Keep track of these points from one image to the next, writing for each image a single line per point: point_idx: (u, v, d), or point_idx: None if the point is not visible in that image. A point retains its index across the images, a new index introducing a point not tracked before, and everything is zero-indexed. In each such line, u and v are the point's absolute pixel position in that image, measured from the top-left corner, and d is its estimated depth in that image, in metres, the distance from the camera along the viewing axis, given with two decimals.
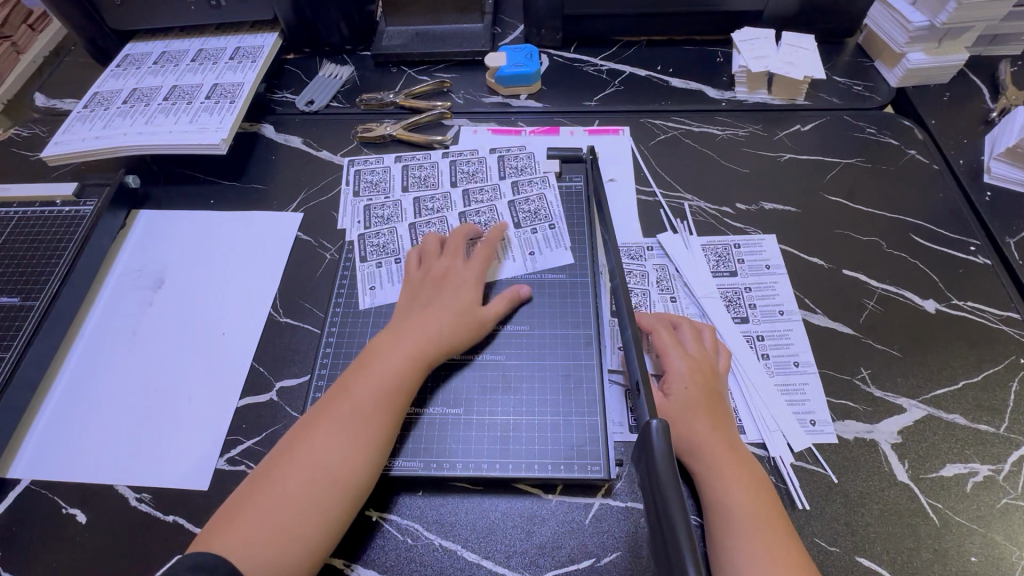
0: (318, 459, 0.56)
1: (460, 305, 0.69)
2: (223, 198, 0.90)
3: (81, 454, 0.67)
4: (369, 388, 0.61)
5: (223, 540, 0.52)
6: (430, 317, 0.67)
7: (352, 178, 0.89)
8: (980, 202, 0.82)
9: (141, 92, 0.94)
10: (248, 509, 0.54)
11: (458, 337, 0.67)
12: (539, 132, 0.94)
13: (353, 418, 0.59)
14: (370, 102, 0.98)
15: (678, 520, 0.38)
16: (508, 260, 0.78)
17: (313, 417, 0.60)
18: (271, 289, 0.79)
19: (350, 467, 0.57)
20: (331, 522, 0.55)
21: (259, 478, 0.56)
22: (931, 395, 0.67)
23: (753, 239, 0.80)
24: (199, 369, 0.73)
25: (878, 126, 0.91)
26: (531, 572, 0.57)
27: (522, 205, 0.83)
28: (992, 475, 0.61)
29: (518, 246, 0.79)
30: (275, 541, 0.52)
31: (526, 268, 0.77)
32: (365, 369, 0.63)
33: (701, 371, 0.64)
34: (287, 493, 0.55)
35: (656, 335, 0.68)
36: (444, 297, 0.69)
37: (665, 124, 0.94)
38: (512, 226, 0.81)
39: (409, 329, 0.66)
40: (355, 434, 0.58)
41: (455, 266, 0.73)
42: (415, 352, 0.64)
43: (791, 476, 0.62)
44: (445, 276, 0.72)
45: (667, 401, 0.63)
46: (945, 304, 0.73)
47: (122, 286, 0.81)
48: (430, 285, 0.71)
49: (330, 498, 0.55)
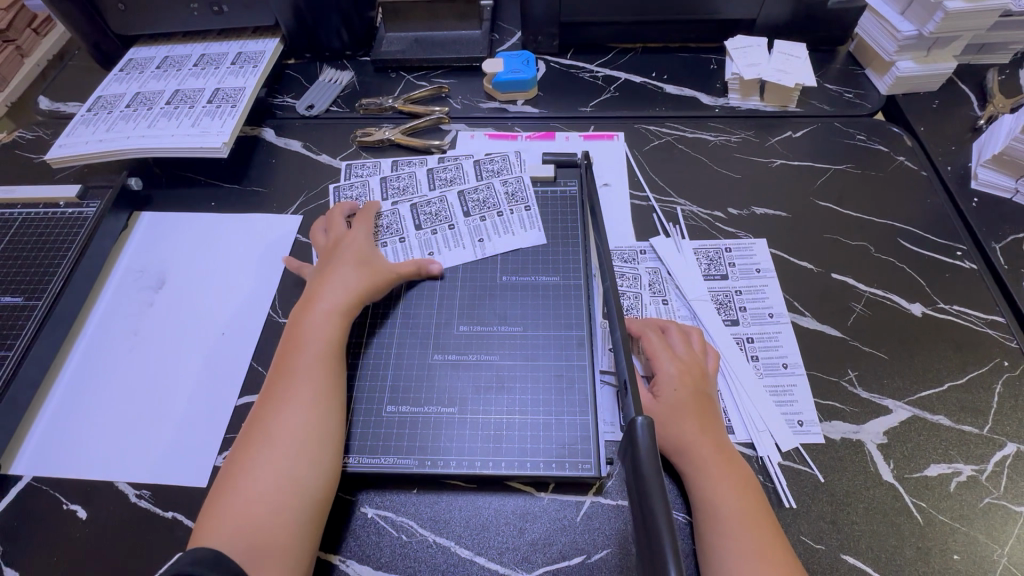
0: (279, 436, 0.58)
1: (358, 263, 0.73)
2: (224, 200, 0.91)
3: (82, 451, 0.68)
4: (306, 358, 0.64)
5: (213, 533, 0.53)
6: (332, 279, 0.71)
7: (332, 195, 0.88)
8: (967, 208, 0.83)
9: (145, 96, 0.96)
10: (235, 498, 0.55)
11: (365, 287, 0.71)
12: (535, 137, 0.95)
13: (300, 389, 0.62)
14: (369, 107, 1.00)
15: (660, 514, 0.40)
16: (459, 247, 0.81)
17: (262, 401, 0.62)
18: (270, 289, 0.81)
19: (316, 437, 0.59)
20: (316, 496, 0.57)
21: (232, 469, 0.57)
22: (917, 397, 0.68)
23: (743, 244, 0.81)
24: (199, 367, 0.74)
25: (867, 133, 0.93)
26: (522, 568, 0.59)
27: (470, 195, 0.86)
28: (976, 475, 0.62)
29: (468, 234, 0.82)
30: (263, 522, 0.54)
31: (475, 254, 0.80)
32: (295, 344, 0.66)
33: (690, 374, 0.66)
34: (264, 475, 0.56)
35: (644, 339, 0.69)
36: (340, 260, 0.73)
37: (659, 130, 0.95)
38: (461, 215, 0.84)
39: (318, 293, 0.70)
40: (302, 398, 0.61)
41: (343, 233, 0.78)
42: (332, 309, 0.68)
43: (779, 475, 0.63)
44: (333, 245, 0.77)
45: (655, 402, 0.64)
46: (930, 307, 0.75)
47: (124, 287, 0.82)
48: (325, 256, 0.76)
49: (307, 470, 0.57)
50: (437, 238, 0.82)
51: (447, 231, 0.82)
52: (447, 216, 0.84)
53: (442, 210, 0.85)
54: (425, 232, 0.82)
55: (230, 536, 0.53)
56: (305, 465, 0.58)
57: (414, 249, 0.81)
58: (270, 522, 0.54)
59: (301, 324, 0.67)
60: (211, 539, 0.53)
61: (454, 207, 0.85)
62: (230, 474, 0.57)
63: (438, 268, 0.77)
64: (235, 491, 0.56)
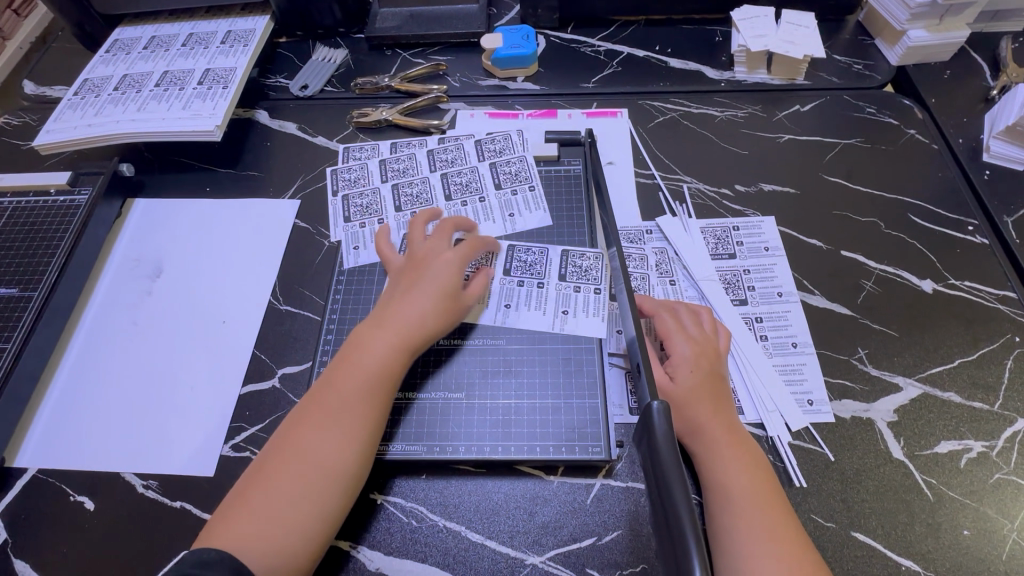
0: (307, 453, 0.57)
1: (440, 293, 0.65)
2: (220, 185, 0.89)
3: (87, 442, 0.68)
4: (353, 384, 0.60)
5: (224, 537, 0.53)
6: (408, 305, 0.64)
7: (329, 178, 0.87)
8: (979, 181, 0.82)
9: (133, 78, 0.93)
10: (252, 497, 0.55)
11: (434, 326, 0.65)
12: (536, 115, 0.93)
13: (341, 418, 0.59)
14: (365, 87, 0.97)
15: (683, 506, 0.39)
16: (538, 312, 0.71)
17: (300, 417, 0.60)
18: (270, 276, 0.79)
19: (341, 466, 0.57)
20: (327, 519, 0.56)
21: (255, 476, 0.57)
22: (928, 374, 0.67)
23: (752, 222, 0.80)
24: (201, 357, 0.73)
25: (877, 106, 0.91)
26: (534, 551, 0.59)
27: (454, 178, 0.85)
28: (986, 451, 0.62)
29: (553, 300, 0.72)
30: (272, 539, 0.53)
31: (554, 326, 0.70)
32: (348, 364, 0.62)
33: (710, 359, 0.65)
34: (282, 492, 0.55)
35: (658, 319, 0.68)
36: (424, 284, 0.66)
37: (664, 106, 0.93)
38: (556, 277, 0.74)
39: (392, 318, 0.64)
40: (339, 425, 0.58)
41: (438, 247, 0.69)
42: (398, 340, 0.63)
43: (789, 455, 0.63)
44: (425, 258, 0.68)
45: (672, 383, 0.63)
46: (941, 283, 0.74)
47: (120, 276, 0.81)
48: (412, 267, 0.68)
49: (324, 497, 0.56)
50: (518, 291, 0.73)
51: (533, 288, 0.73)
52: (540, 272, 0.74)
53: (538, 263, 0.75)
54: (512, 280, 0.74)
55: (243, 542, 0.52)
56: (328, 484, 0.56)
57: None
58: (282, 533, 0.53)
59: (361, 345, 0.63)
60: (223, 542, 0.52)
61: (554, 265, 0.75)
62: (253, 476, 0.57)
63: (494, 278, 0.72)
64: (252, 494, 0.55)
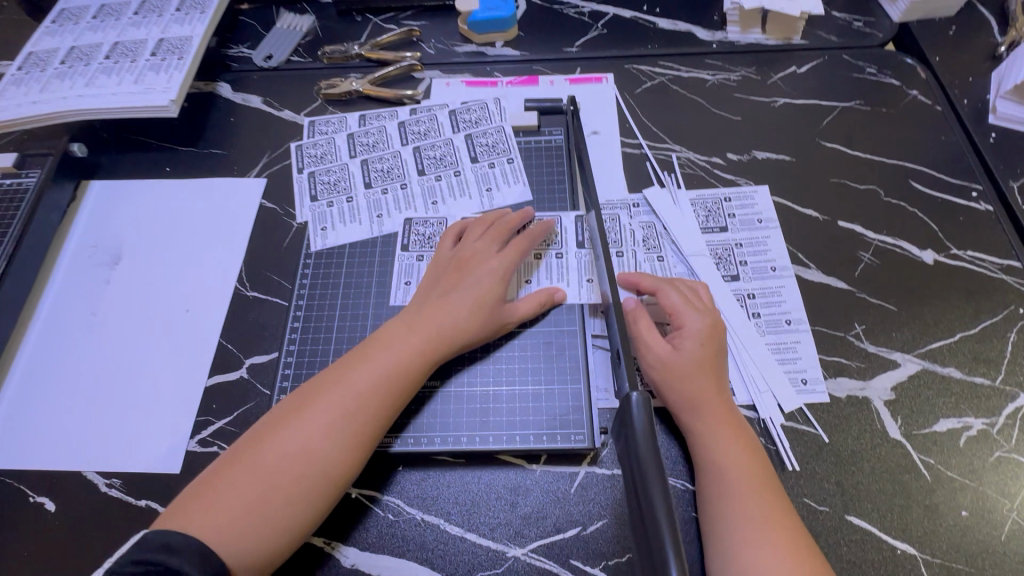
0: (302, 443, 0.53)
1: (480, 303, 0.62)
2: (180, 165, 0.84)
3: (46, 441, 0.64)
4: (367, 379, 0.57)
5: (198, 522, 0.50)
6: (445, 308, 0.61)
7: (295, 154, 0.82)
8: (984, 144, 0.77)
9: (81, 51, 0.86)
10: (227, 483, 0.52)
11: (467, 333, 0.61)
12: (516, 82, 0.87)
13: (345, 412, 0.55)
14: (333, 56, 0.90)
15: (659, 504, 0.37)
16: (563, 283, 0.69)
17: (299, 402, 0.56)
18: (236, 260, 0.75)
19: (335, 464, 0.54)
20: (308, 514, 0.53)
21: (237, 457, 0.54)
22: (926, 349, 0.64)
23: (745, 192, 0.75)
24: (166, 348, 0.69)
25: (878, 65, 0.85)
26: (516, 543, 0.56)
27: (427, 151, 0.81)
28: (986, 429, 0.60)
29: (576, 269, 0.70)
30: (246, 526, 0.50)
31: (580, 296, 0.68)
32: (366, 357, 0.59)
33: (718, 332, 0.61)
34: (264, 480, 0.52)
35: (662, 295, 0.64)
36: (463, 289, 0.63)
37: (652, 70, 0.87)
38: (574, 245, 0.71)
39: (424, 316, 0.61)
40: (341, 419, 0.55)
41: (486, 252, 0.66)
42: (424, 338, 0.60)
43: (780, 437, 0.60)
44: (470, 262, 0.65)
45: (674, 354, 0.60)
46: (943, 254, 0.70)
47: (77, 264, 0.76)
48: (455, 268, 0.65)
49: (308, 492, 0.53)
50: (539, 266, 0.70)
51: (553, 259, 0.70)
52: (558, 241, 0.72)
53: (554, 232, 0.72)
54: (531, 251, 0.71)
55: (220, 530, 0.50)
56: (316, 479, 0.53)
57: (416, 196, 0.77)
58: (263, 525, 0.51)
59: (383, 340, 0.60)
60: (195, 526, 0.50)
61: (570, 232, 0.72)
62: (235, 461, 0.53)
63: (561, 297, 0.67)
64: (232, 479, 0.52)
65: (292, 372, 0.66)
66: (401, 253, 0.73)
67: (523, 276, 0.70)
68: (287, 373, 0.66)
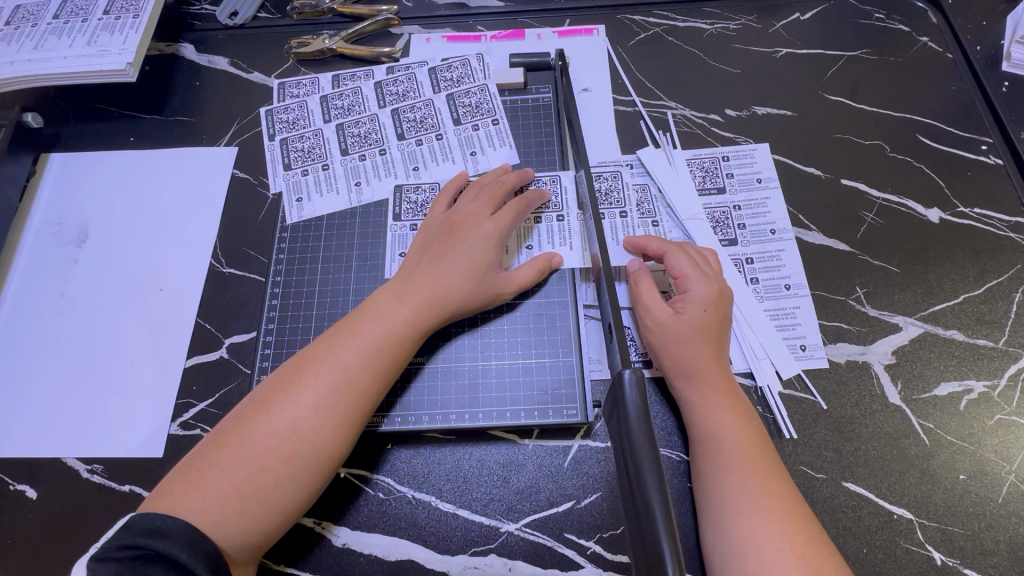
0: (290, 422, 0.50)
1: (473, 271, 0.59)
2: (145, 134, 0.78)
3: (24, 427, 0.62)
4: (356, 354, 0.54)
5: (186, 504, 0.47)
6: (437, 276, 0.58)
7: (266, 120, 0.77)
8: (995, 94, 0.73)
9: (27, 10, 0.79)
10: (209, 467, 0.49)
11: (460, 302, 0.59)
12: (501, 37, 0.81)
13: (334, 387, 0.52)
14: (303, 11, 0.83)
15: (654, 496, 0.36)
16: (565, 248, 0.66)
17: (285, 378, 0.53)
18: (210, 235, 0.71)
19: (325, 442, 0.51)
20: (302, 492, 0.50)
21: (222, 438, 0.50)
22: (929, 312, 0.62)
23: (744, 150, 0.71)
24: (140, 330, 0.66)
25: (887, 10, 0.79)
26: (509, 519, 0.56)
27: (407, 114, 0.76)
28: (988, 391, 0.59)
29: (577, 233, 0.66)
30: (239, 506, 0.48)
31: (579, 260, 0.65)
32: (353, 329, 0.55)
33: (725, 300, 0.58)
34: (253, 460, 0.49)
35: (670, 258, 0.61)
36: (455, 255, 0.59)
37: (647, 20, 0.81)
38: (573, 208, 0.68)
39: (417, 286, 0.58)
40: (330, 396, 0.52)
41: (480, 216, 0.62)
42: (416, 308, 0.57)
43: (779, 405, 0.59)
44: (463, 226, 0.61)
45: (677, 321, 0.57)
46: (949, 212, 0.67)
47: (42, 243, 0.72)
48: (446, 233, 0.61)
49: (299, 471, 0.50)
50: (537, 229, 0.67)
51: (554, 222, 0.67)
52: (556, 204, 0.68)
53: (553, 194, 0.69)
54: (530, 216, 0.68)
55: (210, 513, 0.47)
56: (307, 458, 0.50)
57: (396, 162, 0.73)
58: (255, 506, 0.49)
59: (373, 311, 0.56)
60: (183, 507, 0.47)
61: (570, 193, 0.69)
62: (220, 441, 0.50)
63: (558, 263, 0.64)
64: (217, 461, 0.49)
65: (273, 352, 0.64)
66: (394, 223, 0.70)
67: (520, 240, 0.66)
68: (267, 353, 0.64)
